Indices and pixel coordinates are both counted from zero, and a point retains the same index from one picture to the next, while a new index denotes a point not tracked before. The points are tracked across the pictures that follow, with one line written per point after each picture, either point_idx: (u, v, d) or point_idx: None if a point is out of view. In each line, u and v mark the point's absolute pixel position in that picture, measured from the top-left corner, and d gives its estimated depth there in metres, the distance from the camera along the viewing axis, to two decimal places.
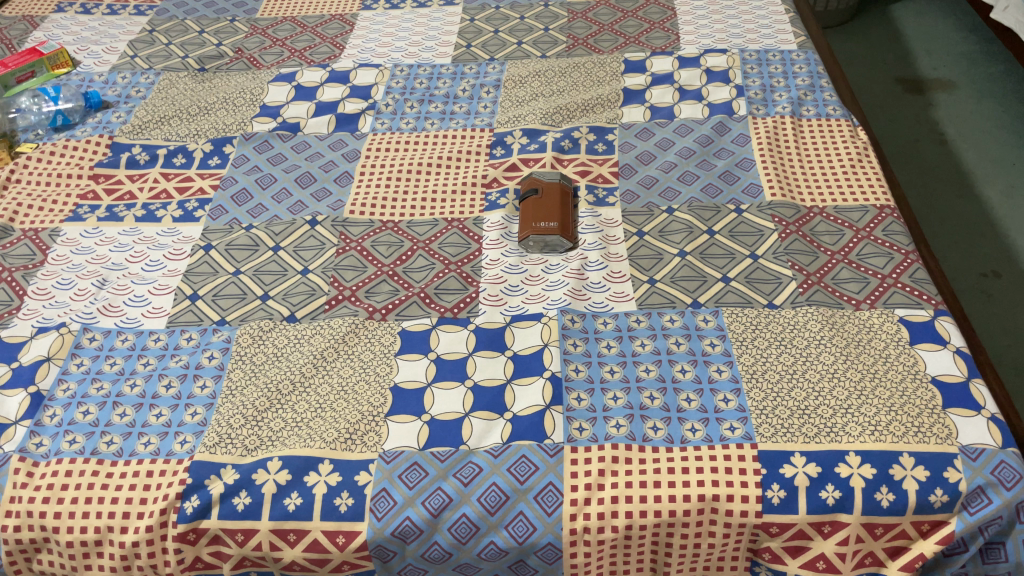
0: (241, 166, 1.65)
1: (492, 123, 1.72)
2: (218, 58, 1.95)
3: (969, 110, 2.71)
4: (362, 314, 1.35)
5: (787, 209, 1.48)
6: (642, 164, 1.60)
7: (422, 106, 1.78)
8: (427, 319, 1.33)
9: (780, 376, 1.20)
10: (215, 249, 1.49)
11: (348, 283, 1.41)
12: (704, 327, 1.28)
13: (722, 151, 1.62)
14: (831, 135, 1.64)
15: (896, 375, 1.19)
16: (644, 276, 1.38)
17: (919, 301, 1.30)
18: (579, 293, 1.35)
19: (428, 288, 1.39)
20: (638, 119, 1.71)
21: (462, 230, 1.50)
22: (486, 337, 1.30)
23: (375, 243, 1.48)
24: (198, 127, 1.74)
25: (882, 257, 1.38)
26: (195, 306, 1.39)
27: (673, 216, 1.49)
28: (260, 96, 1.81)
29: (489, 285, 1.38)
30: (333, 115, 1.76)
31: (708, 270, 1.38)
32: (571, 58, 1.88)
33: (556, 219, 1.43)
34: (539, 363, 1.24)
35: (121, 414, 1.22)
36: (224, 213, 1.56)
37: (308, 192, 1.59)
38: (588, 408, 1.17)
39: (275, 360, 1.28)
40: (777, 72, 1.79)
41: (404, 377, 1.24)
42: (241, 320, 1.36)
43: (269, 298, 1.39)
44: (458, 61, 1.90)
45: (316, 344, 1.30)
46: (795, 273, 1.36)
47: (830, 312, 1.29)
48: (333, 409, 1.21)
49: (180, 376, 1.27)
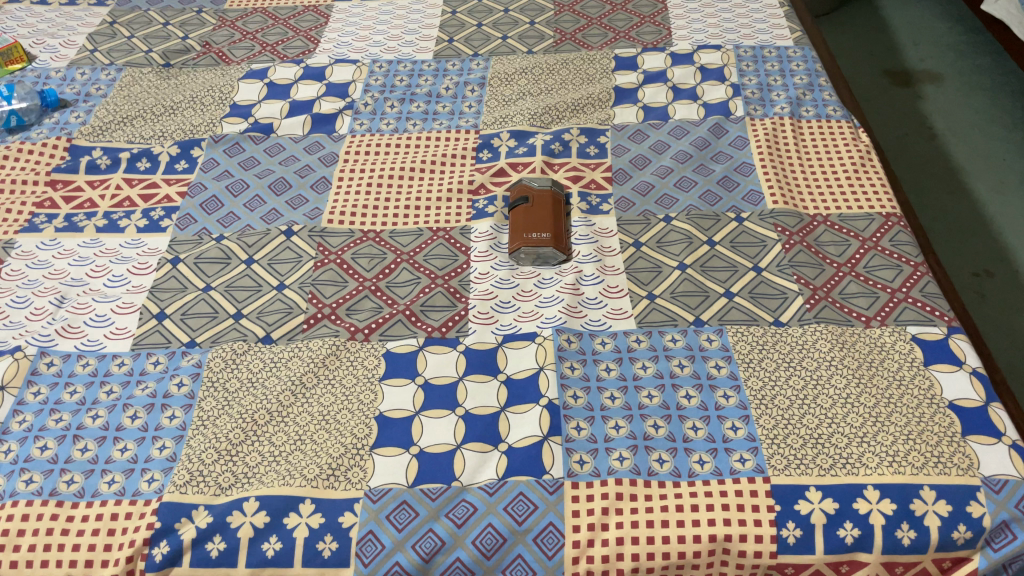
0: (211, 171, 1.55)
1: (478, 123, 1.63)
2: (184, 52, 1.84)
3: (957, 104, 2.66)
4: (343, 335, 1.26)
5: (790, 217, 1.41)
6: (637, 168, 1.52)
7: (402, 105, 1.68)
8: (413, 340, 1.25)
9: (790, 402, 1.13)
10: (184, 263, 1.39)
11: (328, 300, 1.32)
12: (708, 347, 1.21)
13: (720, 154, 1.54)
14: (832, 137, 1.58)
15: (912, 399, 1.13)
16: (642, 291, 1.30)
17: (931, 317, 1.24)
18: (575, 310, 1.28)
19: (413, 305, 1.31)
20: (631, 120, 1.63)
21: (448, 240, 1.42)
22: (477, 359, 1.22)
23: (356, 256, 1.39)
24: (164, 128, 1.63)
25: (891, 270, 1.32)
26: (162, 326, 1.29)
27: (670, 225, 1.41)
28: (230, 95, 1.71)
29: (478, 302, 1.30)
30: (308, 115, 1.66)
31: (710, 284, 1.31)
32: (560, 54, 1.79)
33: (548, 229, 1.35)
34: (535, 388, 1.16)
35: (82, 449, 1.13)
36: (193, 223, 1.46)
37: (282, 200, 1.50)
38: (589, 438, 1.10)
39: (250, 387, 1.20)
40: (774, 70, 1.72)
41: (389, 404, 1.16)
42: (212, 342, 1.26)
43: (243, 316, 1.30)
44: (441, 57, 1.80)
45: (294, 368, 1.21)
46: (801, 288, 1.29)
47: (839, 331, 1.22)
48: (313, 442, 1.12)
49: (147, 406, 1.17)
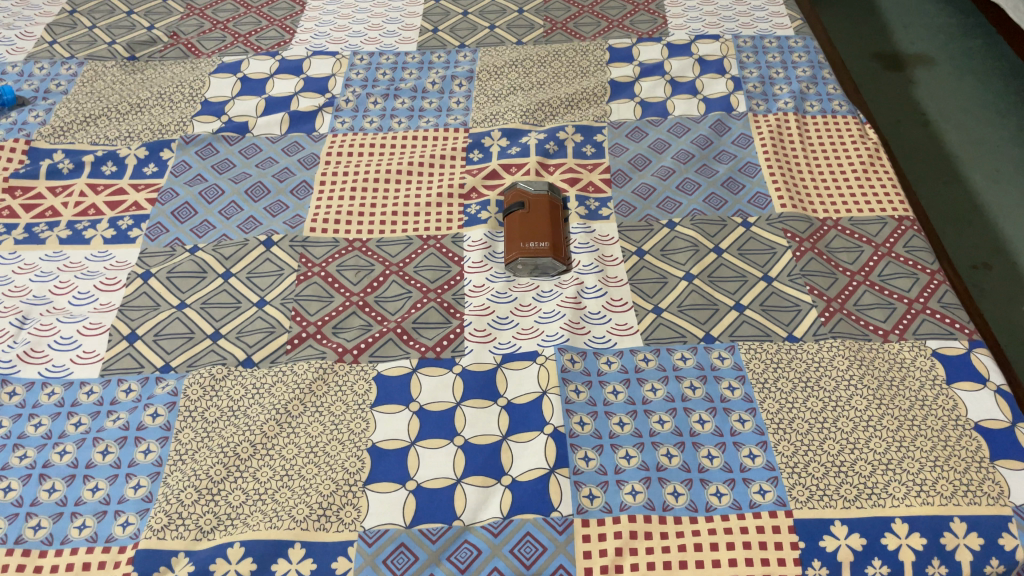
0: (183, 175, 1.45)
1: (467, 121, 1.55)
2: (150, 44, 1.72)
3: (949, 88, 2.60)
4: (330, 357, 1.18)
5: (799, 222, 1.34)
6: (637, 170, 1.45)
7: (386, 101, 1.59)
8: (406, 361, 1.17)
9: (809, 427, 1.07)
10: (156, 278, 1.30)
11: (313, 318, 1.23)
12: (720, 367, 1.14)
13: (723, 153, 1.47)
14: (839, 135, 1.51)
15: (936, 422, 1.07)
16: (647, 305, 1.23)
17: (951, 330, 1.18)
18: (577, 326, 1.21)
19: (405, 322, 1.23)
20: (628, 117, 1.55)
21: (440, 250, 1.34)
22: (475, 382, 1.14)
23: (342, 268, 1.30)
24: (130, 128, 1.53)
25: (907, 278, 1.26)
26: (133, 349, 1.20)
27: (674, 231, 1.34)
28: (201, 90, 1.60)
29: (474, 318, 1.23)
30: (286, 113, 1.56)
31: (719, 296, 1.24)
32: (551, 45, 1.70)
33: (547, 238, 1.28)
34: (539, 414, 1.09)
35: (50, 489, 1.04)
36: (164, 233, 1.37)
37: (260, 206, 1.40)
38: (598, 470, 1.03)
39: (231, 417, 1.11)
40: (775, 62, 1.65)
41: (383, 434, 1.08)
42: (189, 366, 1.17)
43: (221, 337, 1.21)
44: (425, 48, 1.70)
45: (278, 395, 1.13)
46: (815, 299, 1.23)
47: (855, 346, 1.16)
48: (302, 478, 1.04)
49: (119, 440, 1.09)
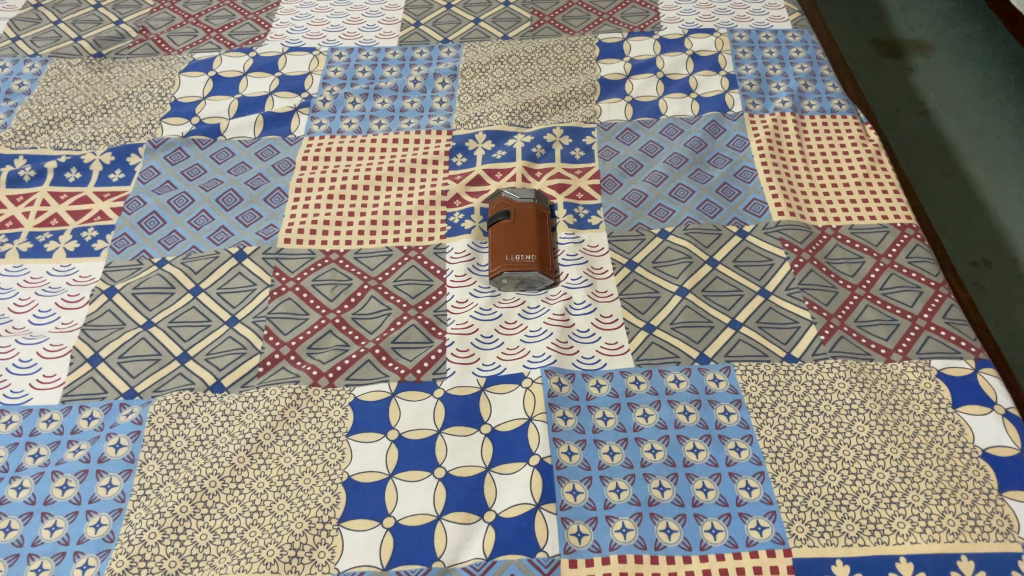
0: (150, 182, 1.38)
1: (450, 122, 1.48)
2: (118, 39, 1.64)
3: (948, 75, 2.50)
4: (304, 381, 1.12)
5: (797, 231, 1.28)
6: (627, 175, 1.38)
7: (365, 100, 1.52)
8: (385, 385, 1.11)
9: (809, 456, 1.01)
10: (120, 294, 1.23)
11: (286, 337, 1.17)
12: (715, 390, 1.08)
13: (718, 156, 1.41)
14: (839, 136, 1.44)
15: (941, 449, 1.02)
16: (639, 322, 1.17)
17: (956, 348, 1.13)
18: (565, 346, 1.15)
19: (384, 342, 1.16)
20: (619, 117, 1.48)
21: (421, 262, 1.27)
22: (456, 407, 1.08)
23: (317, 282, 1.24)
24: (96, 131, 1.45)
25: (911, 292, 1.20)
26: (97, 372, 1.14)
27: (667, 241, 1.28)
28: (170, 90, 1.53)
29: (457, 337, 1.17)
30: (260, 114, 1.49)
31: (713, 312, 1.18)
32: (538, 40, 1.63)
33: (533, 250, 1.22)
34: (524, 443, 1.03)
35: (5, 529, 0.98)
36: (131, 245, 1.30)
37: (232, 215, 1.33)
38: (586, 505, 0.98)
39: (198, 448, 1.05)
40: (772, 57, 1.58)
41: (359, 466, 1.03)
42: (155, 391, 1.11)
43: (189, 359, 1.15)
44: (407, 43, 1.63)
45: (249, 423, 1.07)
46: (814, 316, 1.17)
47: (856, 366, 1.11)
48: (273, 515, 0.98)
49: (79, 474, 1.03)
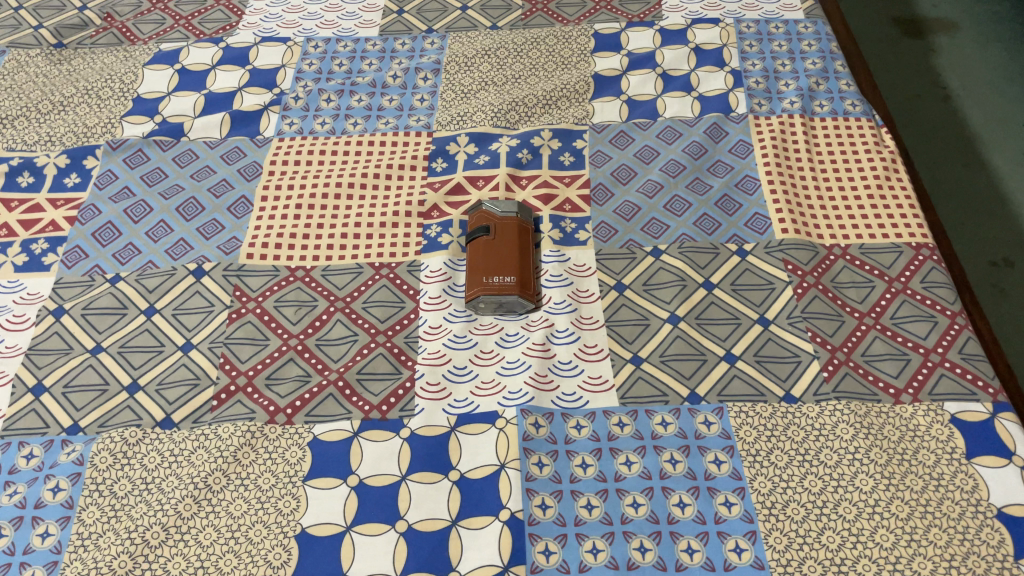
0: (108, 188, 1.29)
1: (431, 123, 1.37)
2: (81, 27, 1.54)
3: (972, 57, 2.29)
4: (260, 417, 1.03)
5: (801, 251, 1.17)
6: (620, 184, 1.28)
7: (341, 98, 1.41)
8: (347, 424, 1.03)
9: (806, 513, 0.92)
10: (69, 315, 1.14)
11: (243, 366, 1.09)
12: (705, 435, 0.99)
13: (718, 164, 1.30)
14: (851, 140, 1.33)
15: (952, 508, 0.92)
16: (625, 354, 1.08)
17: (972, 389, 1.03)
18: (544, 379, 1.06)
19: (348, 373, 1.08)
20: (613, 118, 1.37)
21: (393, 281, 1.18)
22: (423, 449, 1.00)
23: (280, 304, 1.15)
24: (51, 131, 1.36)
25: (924, 322, 1.10)
26: (39, 405, 1.06)
27: (660, 261, 1.18)
28: (133, 85, 1.43)
29: (428, 367, 1.08)
30: (227, 112, 1.39)
31: (707, 344, 1.08)
32: (529, 30, 1.51)
33: (513, 271, 1.12)
34: (494, 494, 0.95)
35: None
36: (83, 258, 1.21)
37: (193, 226, 1.24)
38: (559, 567, 0.89)
39: (142, 493, 0.97)
40: (781, 51, 1.46)
41: (314, 517, 0.94)
42: (99, 427, 1.03)
43: (138, 390, 1.07)
44: (388, 33, 1.52)
45: (199, 465, 0.99)
46: (817, 349, 1.07)
47: (861, 409, 1.01)
48: (219, 572, 0.91)
49: (14, 520, 0.95)
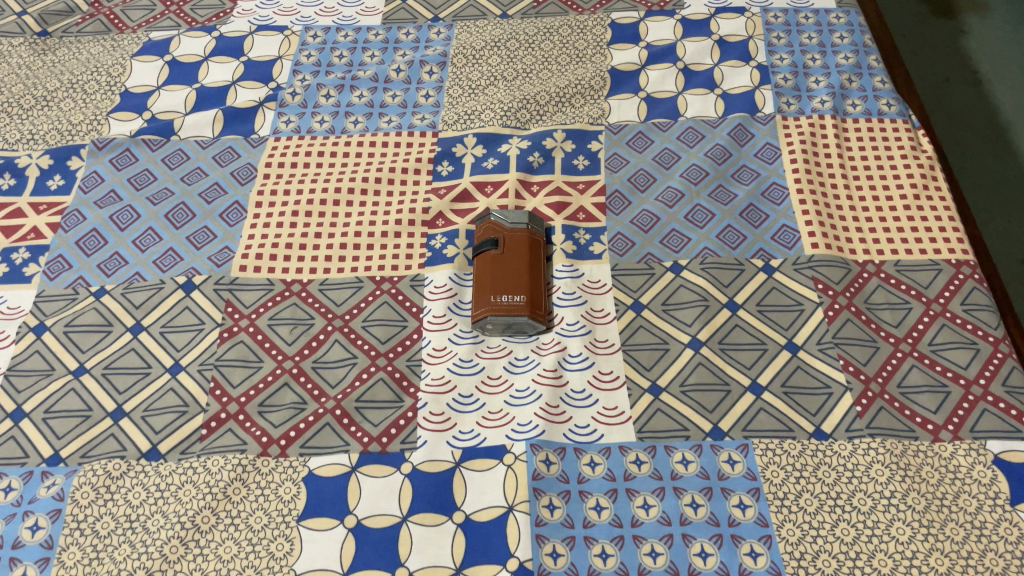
0: (93, 192, 1.21)
1: (437, 122, 1.29)
2: (66, 13, 1.45)
3: (1004, 40, 2.16)
4: (252, 449, 0.97)
5: (833, 268, 1.09)
6: (638, 191, 1.20)
7: (341, 93, 1.33)
8: (345, 458, 0.96)
9: (838, 565, 0.86)
10: (51, 332, 1.08)
11: (235, 392, 1.02)
12: (729, 476, 0.92)
13: (743, 170, 1.22)
14: (887, 144, 1.24)
15: (995, 562, 0.86)
16: (642, 382, 1.01)
17: (1017, 426, 0.95)
18: (556, 410, 0.98)
19: (347, 400, 1.01)
20: (631, 118, 1.29)
21: (395, 297, 1.10)
22: (426, 488, 0.93)
23: (275, 321, 1.08)
24: (34, 128, 1.28)
25: (965, 350, 1.02)
26: (19, 432, 0.99)
27: (680, 278, 1.10)
28: (120, 78, 1.35)
29: (431, 395, 1.01)
30: (220, 109, 1.30)
31: (731, 372, 1.01)
32: (542, 19, 1.42)
33: (523, 290, 1.04)
34: (501, 540, 0.88)
35: None
36: (66, 269, 1.13)
37: (182, 235, 1.17)
38: None
39: (126, 532, 0.91)
40: (811, 43, 1.37)
41: (308, 563, 0.88)
42: (82, 458, 0.97)
43: (123, 417, 1.00)
44: (391, 22, 1.43)
45: (187, 502, 0.93)
46: (849, 379, 0.99)
47: (897, 448, 0.94)
48: None
49: None
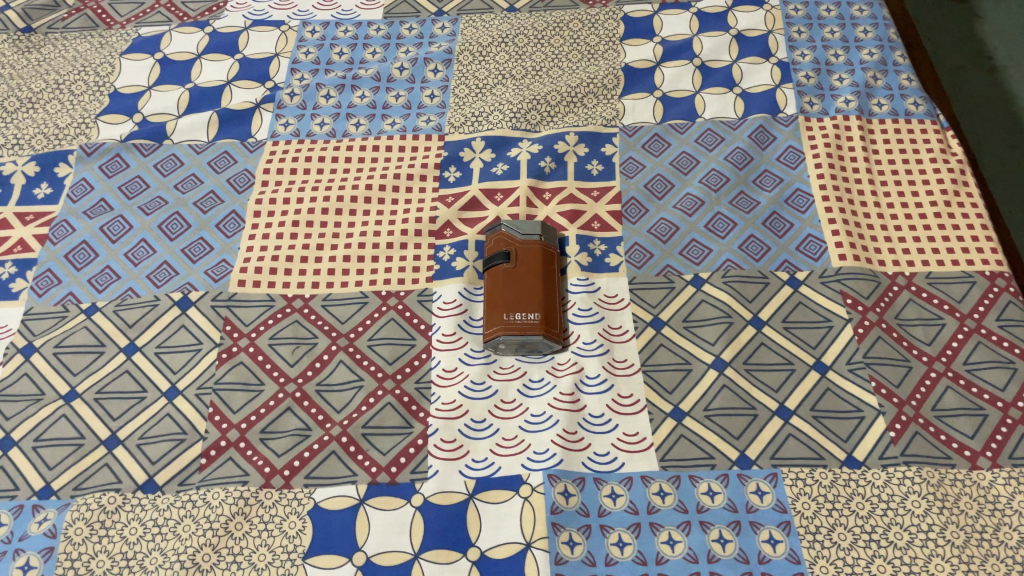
0: (82, 201, 1.15)
1: (443, 124, 1.23)
2: (51, 8, 1.38)
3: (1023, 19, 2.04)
4: (255, 481, 0.92)
5: (862, 282, 1.04)
6: (655, 198, 1.14)
7: (342, 93, 1.26)
8: (352, 489, 0.91)
9: None
10: (41, 353, 1.02)
11: (236, 418, 0.97)
12: (758, 508, 0.88)
13: (766, 175, 1.16)
14: (915, 146, 1.18)
15: None
16: (664, 405, 0.96)
17: None
18: (574, 436, 0.94)
19: (353, 427, 0.96)
20: (646, 119, 1.23)
21: (402, 314, 1.05)
22: (438, 522, 0.88)
23: (276, 341, 1.03)
24: (19, 132, 1.22)
25: (1002, 370, 0.97)
26: (8, 462, 0.94)
27: (702, 293, 1.05)
28: (109, 78, 1.28)
29: (442, 420, 0.96)
30: (215, 111, 1.24)
31: (757, 395, 0.96)
32: (551, 13, 1.35)
33: (537, 308, 0.99)
34: None
35: None
36: (55, 285, 1.08)
37: (177, 247, 1.11)
38: None
39: (122, 572, 0.86)
40: (834, 38, 1.30)
41: None
42: (74, 490, 0.92)
43: (117, 445, 0.95)
44: (393, 16, 1.36)
45: (186, 539, 0.88)
46: (882, 402, 0.95)
47: (934, 477, 0.89)
48: None
49: None
